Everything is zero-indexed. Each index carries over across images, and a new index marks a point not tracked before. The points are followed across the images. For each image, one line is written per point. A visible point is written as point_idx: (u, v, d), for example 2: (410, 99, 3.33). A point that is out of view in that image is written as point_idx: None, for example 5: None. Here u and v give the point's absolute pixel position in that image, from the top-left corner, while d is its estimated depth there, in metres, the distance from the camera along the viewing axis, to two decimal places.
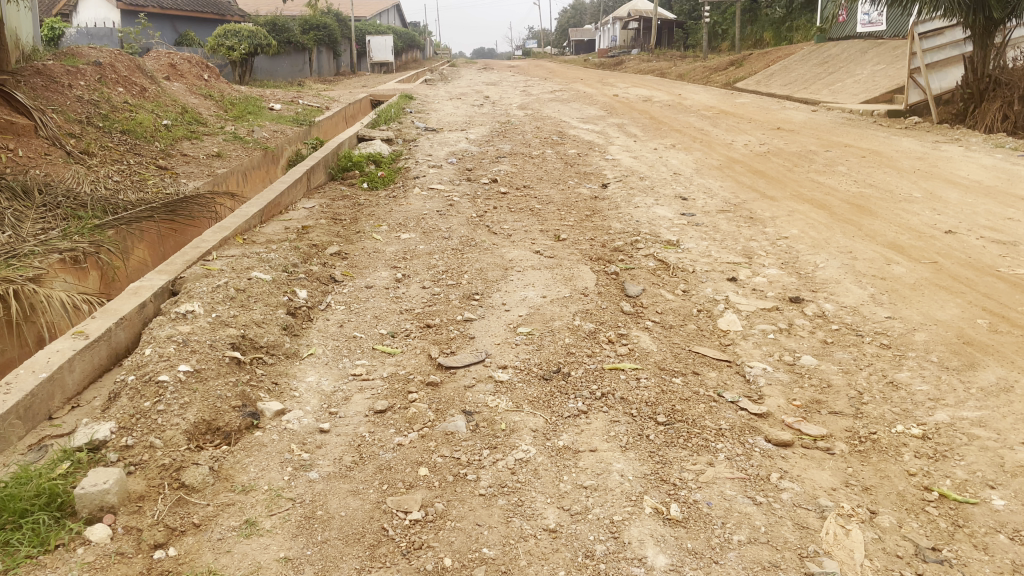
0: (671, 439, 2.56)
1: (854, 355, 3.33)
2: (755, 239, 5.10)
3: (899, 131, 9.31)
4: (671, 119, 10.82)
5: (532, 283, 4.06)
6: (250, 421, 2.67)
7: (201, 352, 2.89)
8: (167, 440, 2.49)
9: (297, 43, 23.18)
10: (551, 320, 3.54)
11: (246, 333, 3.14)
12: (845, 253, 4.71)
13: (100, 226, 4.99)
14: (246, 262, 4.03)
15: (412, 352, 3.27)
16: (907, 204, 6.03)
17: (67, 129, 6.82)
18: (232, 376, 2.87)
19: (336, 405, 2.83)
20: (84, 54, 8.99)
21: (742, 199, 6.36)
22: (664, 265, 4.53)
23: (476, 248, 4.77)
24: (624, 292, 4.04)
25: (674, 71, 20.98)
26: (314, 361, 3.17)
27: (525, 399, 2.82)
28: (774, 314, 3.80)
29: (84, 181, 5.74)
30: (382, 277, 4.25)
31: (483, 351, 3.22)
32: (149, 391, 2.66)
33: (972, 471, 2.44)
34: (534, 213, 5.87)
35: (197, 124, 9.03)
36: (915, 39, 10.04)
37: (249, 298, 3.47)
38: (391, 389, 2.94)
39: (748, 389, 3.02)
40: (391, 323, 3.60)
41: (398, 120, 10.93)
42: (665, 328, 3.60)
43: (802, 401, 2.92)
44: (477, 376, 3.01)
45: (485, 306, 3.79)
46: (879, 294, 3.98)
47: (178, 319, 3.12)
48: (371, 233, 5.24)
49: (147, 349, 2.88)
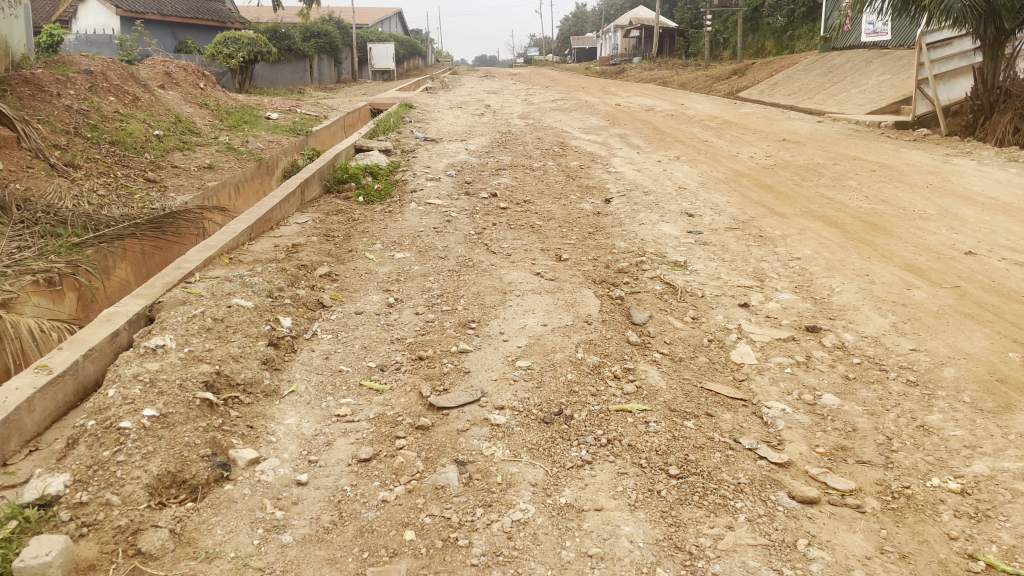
0: (684, 496, 2.31)
1: (879, 394, 3.08)
2: (766, 260, 4.86)
3: (909, 143, 9.09)
4: (675, 130, 10.59)
5: (532, 309, 3.82)
6: (219, 472, 2.43)
7: (170, 394, 2.65)
8: (126, 496, 2.24)
9: (297, 50, 22.87)
10: (552, 352, 3.30)
11: (221, 369, 2.90)
12: (862, 276, 4.47)
13: (79, 244, 4.74)
14: (228, 286, 3.78)
15: (402, 389, 3.02)
16: (922, 222, 5.80)
17: (52, 140, 6.60)
18: (203, 421, 2.62)
19: (317, 452, 2.59)
20: (75, 62, 8.76)
21: (751, 215, 6.14)
22: (672, 288, 4.29)
23: (473, 269, 4.53)
24: (630, 319, 3.80)
25: (676, 80, 20.82)
26: (295, 400, 2.92)
27: (524, 447, 2.57)
28: (790, 345, 3.55)
29: (67, 196, 5.51)
30: (373, 301, 4.01)
31: (478, 389, 2.97)
32: (110, 439, 2.42)
33: (1020, 535, 2.18)
34: (534, 230, 5.64)
35: (190, 134, 8.81)
36: (924, 49, 9.74)
37: (227, 329, 3.23)
38: (377, 433, 2.69)
39: (766, 433, 2.77)
40: (381, 354, 3.35)
41: (397, 130, 10.72)
42: (674, 361, 3.35)
43: (826, 448, 2.68)
44: (471, 419, 2.76)
45: (481, 335, 3.54)
46: (901, 323, 3.74)
47: (148, 354, 2.87)
48: (363, 252, 5.00)
49: (110, 390, 2.64)
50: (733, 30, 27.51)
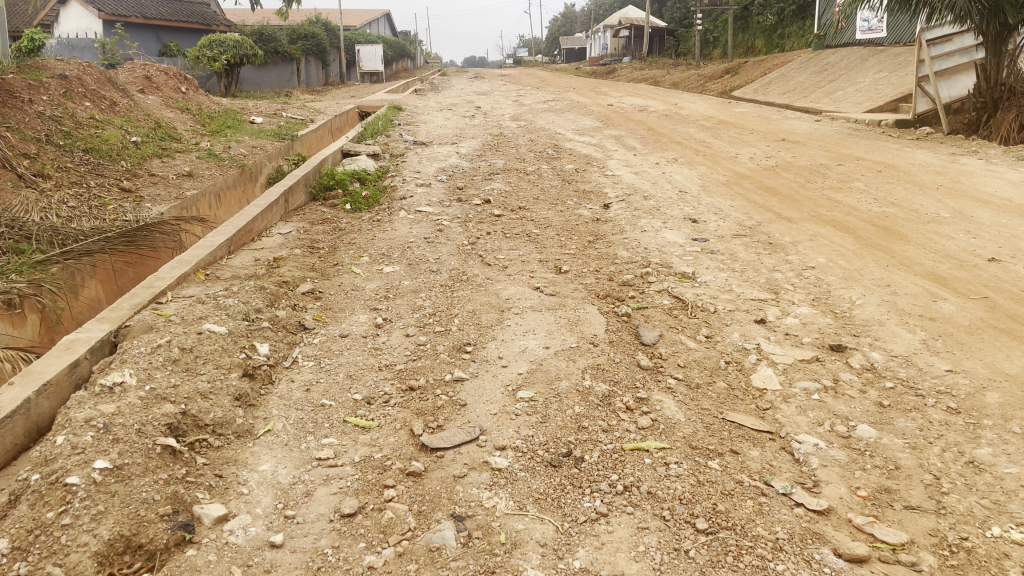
0: (717, 557, 2.02)
1: (918, 424, 2.78)
2: (779, 269, 4.57)
3: (912, 143, 8.83)
4: (671, 131, 10.30)
5: (533, 329, 3.51)
6: (181, 535, 2.11)
7: (127, 442, 2.33)
8: (70, 569, 1.93)
9: (284, 52, 22.49)
10: (556, 380, 2.99)
11: (187, 410, 2.59)
12: (882, 287, 4.18)
13: (43, 262, 4.42)
14: (200, 309, 3.45)
15: (391, 427, 2.71)
16: (937, 225, 5.53)
17: (22, 148, 6.26)
18: (163, 473, 2.31)
19: (295, 505, 2.28)
20: (50, 66, 8.39)
21: (757, 220, 5.85)
22: (681, 303, 3.99)
23: (468, 284, 4.22)
24: (639, 339, 3.50)
25: (668, 79, 20.57)
26: (271, 441, 2.61)
27: (530, 497, 2.27)
28: (815, 367, 3.26)
29: (34, 208, 5.17)
30: (360, 322, 3.69)
31: (477, 426, 2.66)
32: (54, 498, 2.11)
33: None
34: (531, 239, 5.34)
35: (170, 140, 8.47)
36: (922, 46, 9.51)
37: (196, 360, 2.91)
38: (363, 482, 2.38)
39: (799, 473, 2.48)
40: (368, 384, 3.04)
41: (385, 133, 10.41)
42: (691, 388, 3.04)
43: (868, 491, 2.39)
44: (469, 462, 2.45)
45: (478, 361, 3.23)
46: (932, 340, 3.45)
47: (103, 394, 2.55)
48: (350, 266, 4.69)
49: (58, 437, 2.32)
50: (723, 29, 27.26)
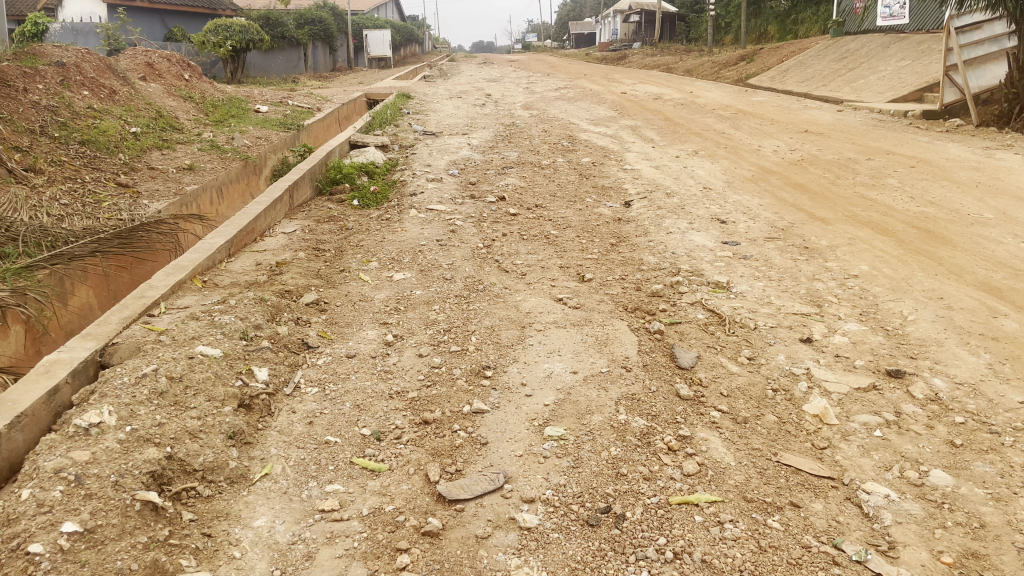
0: None
1: (999, 469, 2.44)
2: (820, 278, 4.24)
3: (943, 135, 8.43)
4: (688, 121, 9.93)
5: (558, 350, 3.20)
6: None
7: (101, 498, 2.04)
8: None
9: (291, 38, 22.11)
10: (587, 413, 2.68)
11: (174, 453, 2.31)
12: (935, 300, 3.84)
13: (29, 266, 4.12)
14: (195, 325, 3.15)
15: (403, 472, 2.41)
16: (982, 227, 5.19)
17: (13, 141, 5.94)
18: (144, 535, 2.01)
19: (294, 572, 1.97)
20: (47, 53, 8.02)
21: (789, 220, 5.52)
22: (718, 317, 3.66)
23: (484, 295, 3.90)
24: (676, 362, 3.17)
25: (682, 66, 20.13)
26: (269, 489, 2.32)
27: (564, 567, 1.97)
28: (873, 397, 2.92)
29: (24, 206, 4.86)
30: (368, 339, 3.38)
31: (500, 472, 2.36)
32: (14, 570, 1.81)
33: None
34: (549, 241, 5.03)
35: (171, 130, 8.16)
36: (951, 34, 9.04)
37: (186, 391, 2.61)
38: (371, 543, 2.07)
39: (870, 532, 2.17)
40: (377, 416, 2.73)
41: (394, 122, 10.10)
42: (737, 423, 2.72)
43: (954, 556, 2.07)
44: (492, 519, 2.15)
45: (500, 388, 2.91)
46: (998, 364, 3.10)
47: (77, 437, 2.26)
48: (357, 272, 4.38)
49: (24, 491, 2.03)
50: (736, 15, 26.79)
